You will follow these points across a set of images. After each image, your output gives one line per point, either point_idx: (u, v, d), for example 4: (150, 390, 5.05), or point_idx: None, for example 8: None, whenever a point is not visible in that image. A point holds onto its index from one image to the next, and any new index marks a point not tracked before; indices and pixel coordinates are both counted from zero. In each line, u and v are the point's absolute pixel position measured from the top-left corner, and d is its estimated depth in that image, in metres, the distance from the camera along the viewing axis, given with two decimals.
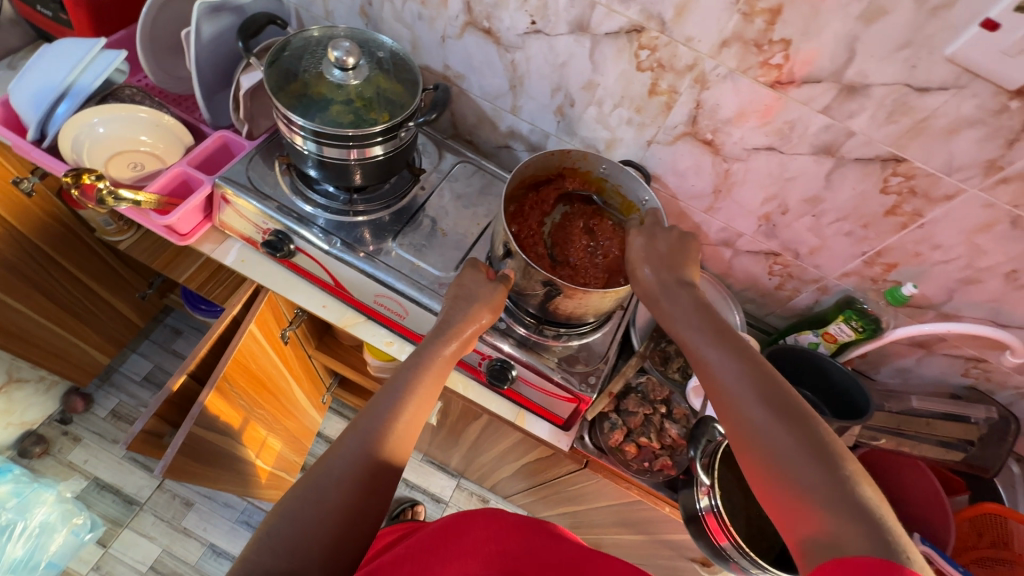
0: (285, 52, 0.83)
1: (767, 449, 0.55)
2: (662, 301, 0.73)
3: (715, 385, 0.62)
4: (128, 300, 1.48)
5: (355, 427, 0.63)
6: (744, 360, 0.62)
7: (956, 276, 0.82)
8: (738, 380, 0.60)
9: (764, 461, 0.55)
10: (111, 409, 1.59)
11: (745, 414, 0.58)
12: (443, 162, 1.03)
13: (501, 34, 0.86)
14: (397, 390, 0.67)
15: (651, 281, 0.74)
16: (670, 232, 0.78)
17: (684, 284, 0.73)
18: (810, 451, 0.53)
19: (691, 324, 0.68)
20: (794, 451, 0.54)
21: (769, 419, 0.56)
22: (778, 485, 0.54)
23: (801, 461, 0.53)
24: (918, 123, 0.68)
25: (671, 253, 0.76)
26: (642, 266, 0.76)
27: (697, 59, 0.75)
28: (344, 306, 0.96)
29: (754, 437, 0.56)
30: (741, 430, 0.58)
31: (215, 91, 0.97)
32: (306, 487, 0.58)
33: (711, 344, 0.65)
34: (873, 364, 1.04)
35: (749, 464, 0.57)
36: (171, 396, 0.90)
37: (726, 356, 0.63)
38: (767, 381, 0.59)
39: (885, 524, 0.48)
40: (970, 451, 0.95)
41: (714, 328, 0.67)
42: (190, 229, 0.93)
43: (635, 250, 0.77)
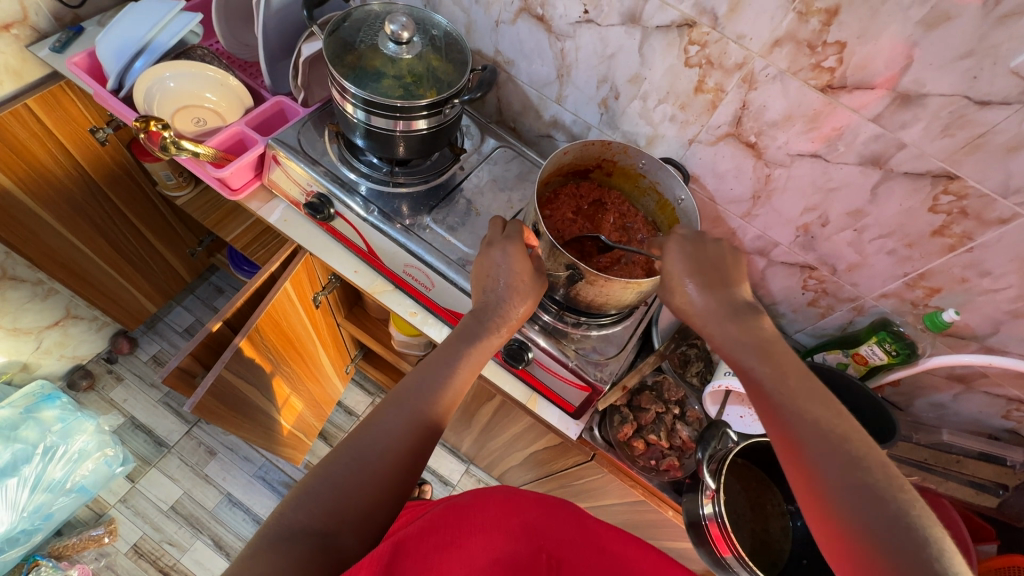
0: (344, 23, 0.87)
1: (846, 514, 0.46)
2: (725, 323, 0.61)
3: (782, 429, 0.52)
4: (179, 254, 1.58)
5: (395, 400, 0.64)
6: (816, 401, 0.52)
7: (1004, 307, 0.78)
8: (810, 426, 0.50)
9: (837, 524, 0.46)
10: (152, 354, 1.69)
11: (818, 467, 0.48)
12: (485, 145, 1.05)
13: (554, 21, 0.88)
14: (446, 364, 0.68)
15: (706, 304, 0.63)
16: (718, 241, 0.69)
17: (746, 306, 0.62)
18: (899, 521, 0.44)
19: (750, 352, 0.58)
20: (881, 524, 0.44)
21: (853, 485, 0.46)
22: (859, 556, 0.44)
23: (890, 535, 0.43)
24: (974, 139, 0.65)
25: (718, 262, 0.67)
26: (690, 283, 0.65)
27: (747, 58, 0.74)
28: (374, 274, 1.00)
29: (830, 498, 0.47)
30: (814, 487, 0.48)
31: (279, 60, 1.02)
32: (347, 450, 0.59)
33: (782, 382, 0.54)
34: (906, 396, 0.99)
35: (822, 526, 0.48)
36: (207, 340, 0.95)
37: (796, 394, 0.53)
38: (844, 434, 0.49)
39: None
40: (1001, 496, 0.89)
41: (782, 360, 0.56)
42: (241, 186, 0.99)
43: (675, 263, 0.66)
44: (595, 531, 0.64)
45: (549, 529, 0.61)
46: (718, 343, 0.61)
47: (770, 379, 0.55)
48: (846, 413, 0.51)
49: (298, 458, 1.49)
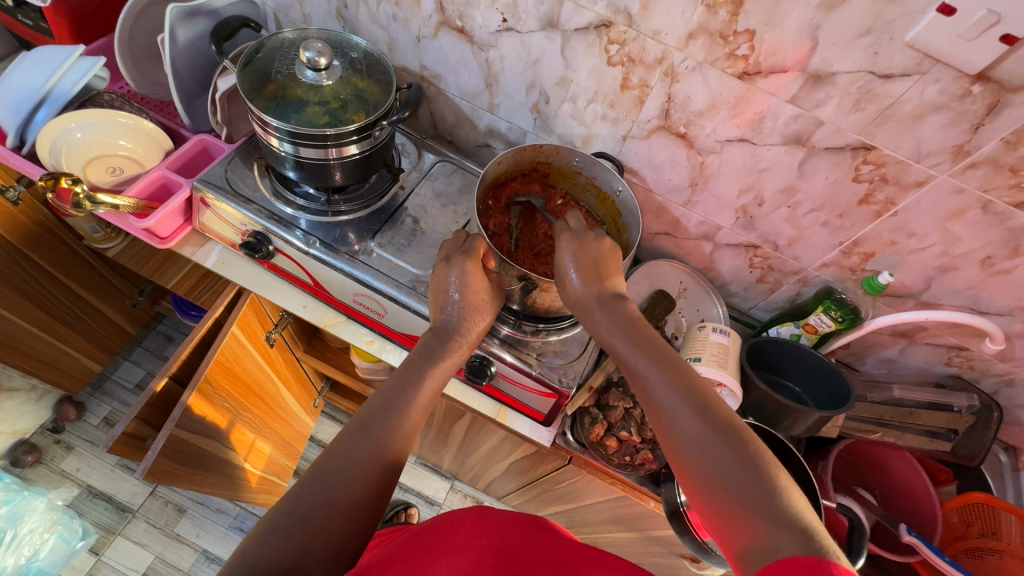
0: (257, 54, 0.84)
1: (703, 469, 0.52)
2: (595, 312, 0.68)
3: (650, 401, 0.59)
4: (119, 308, 1.49)
5: (360, 428, 0.61)
6: (671, 369, 0.60)
7: (933, 263, 0.82)
8: (670, 390, 0.58)
9: (700, 472, 0.53)
10: (103, 416, 1.58)
11: (680, 426, 0.55)
12: (423, 161, 1.04)
13: (474, 32, 0.87)
14: (407, 388, 0.66)
15: (582, 293, 0.69)
16: (601, 241, 0.72)
17: (618, 296, 0.68)
18: (742, 463, 0.51)
19: (621, 331, 0.65)
20: (727, 463, 0.51)
21: (703, 435, 0.54)
22: (715, 505, 0.51)
23: (733, 471, 0.51)
24: (884, 110, 0.69)
25: (598, 259, 0.71)
26: (570, 275, 0.70)
27: (665, 52, 0.75)
28: (324, 307, 0.97)
29: (691, 455, 0.54)
30: (678, 448, 0.55)
31: (195, 96, 0.98)
32: (311, 482, 0.56)
33: (645, 355, 0.62)
34: (857, 355, 1.04)
35: (688, 483, 0.54)
36: (152, 399, 0.90)
37: (656, 365, 0.61)
38: (693, 390, 0.57)
39: (816, 536, 0.45)
40: (954, 440, 0.95)
41: (648, 338, 0.64)
42: (170, 233, 0.94)
43: (562, 257, 0.71)
44: (564, 543, 0.63)
45: (517, 542, 0.61)
46: (601, 334, 0.67)
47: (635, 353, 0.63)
48: (703, 384, 0.59)
49: (275, 503, 1.43)
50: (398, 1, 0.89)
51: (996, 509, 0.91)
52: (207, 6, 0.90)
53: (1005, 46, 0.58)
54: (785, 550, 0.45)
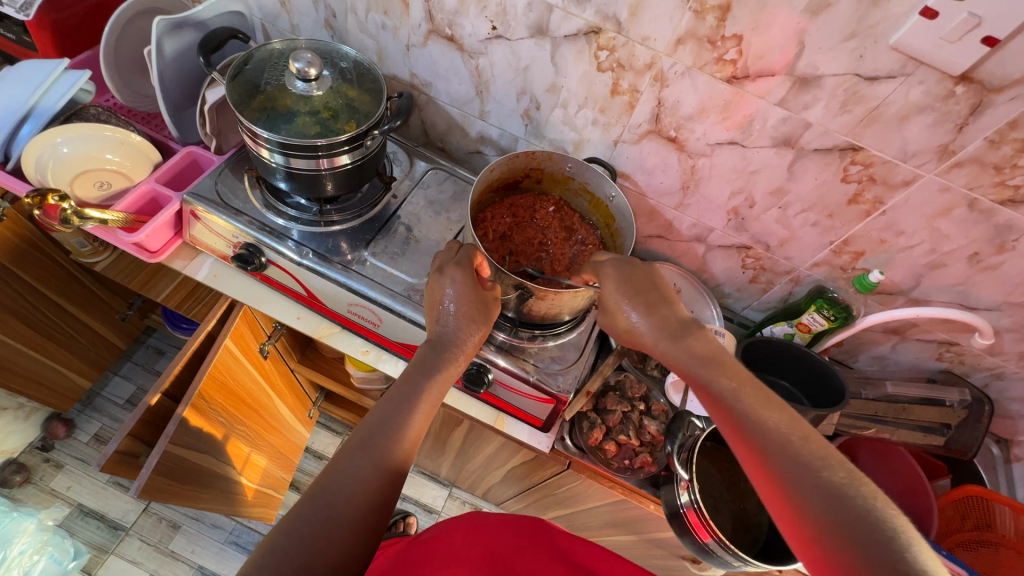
0: (246, 65, 0.84)
1: (817, 519, 0.47)
2: (662, 345, 0.63)
3: (744, 439, 0.53)
4: (108, 322, 1.47)
5: (358, 442, 0.60)
6: (765, 404, 0.54)
7: (922, 261, 0.83)
8: (763, 426, 0.53)
9: (806, 518, 0.47)
10: (93, 433, 1.56)
11: (779, 466, 0.50)
12: (415, 169, 1.04)
13: (464, 40, 0.87)
14: (405, 401, 0.65)
15: (642, 327, 0.65)
16: (645, 265, 0.70)
17: (689, 323, 0.63)
18: (856, 511, 0.46)
19: (700, 361, 0.60)
20: (834, 508, 0.46)
21: (808, 477, 0.48)
22: (832, 560, 0.45)
23: (844, 520, 0.45)
24: (870, 112, 0.70)
25: (649, 283, 0.67)
26: (630, 309, 0.66)
27: (655, 58, 0.76)
28: (318, 317, 0.96)
29: (798, 501, 0.48)
30: (777, 491, 0.50)
31: (182, 108, 0.97)
32: (312, 500, 0.55)
33: (730, 386, 0.57)
34: (850, 353, 1.05)
35: (794, 532, 0.48)
36: (145, 415, 0.89)
37: (745, 398, 0.55)
38: (791, 427, 0.52)
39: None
40: (947, 435, 0.96)
41: (732, 367, 0.58)
42: (160, 246, 0.93)
43: (611, 289, 0.68)
44: (560, 544, 0.64)
45: (514, 545, 0.62)
46: (671, 363, 0.62)
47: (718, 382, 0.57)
48: (805, 424, 0.53)
49: (271, 516, 1.42)
50: (387, 10, 0.89)
51: (991, 502, 0.92)
52: (194, 18, 0.90)
53: (986, 48, 0.59)
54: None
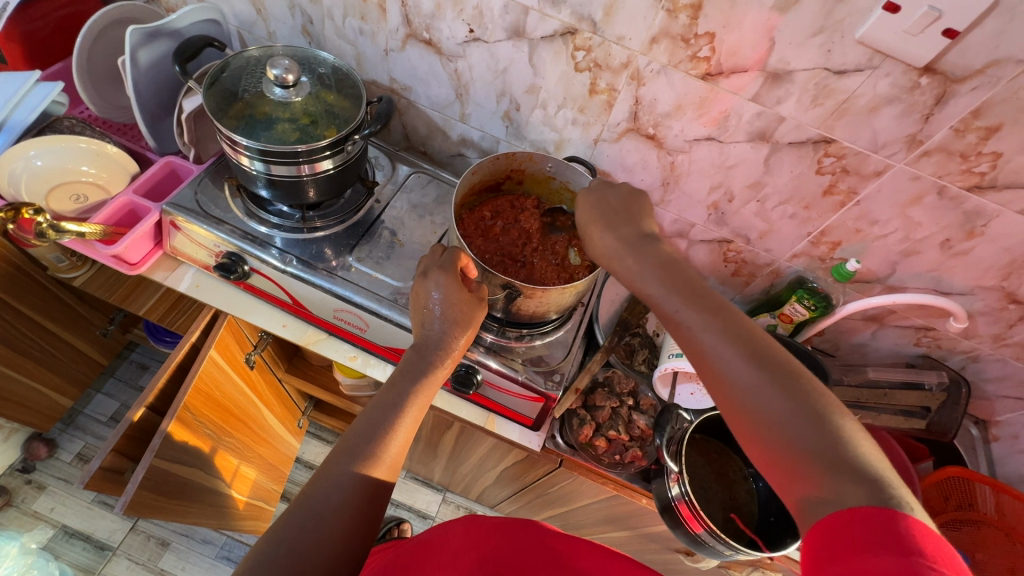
0: (223, 73, 0.83)
1: (776, 428, 0.47)
2: (626, 257, 0.62)
3: (693, 345, 0.54)
4: (88, 338, 1.44)
5: (346, 450, 0.60)
6: (717, 310, 0.54)
7: (896, 249, 0.86)
8: (718, 335, 0.52)
9: (764, 424, 0.48)
10: (76, 452, 1.53)
11: (735, 373, 0.50)
12: (398, 173, 1.04)
13: (442, 44, 0.88)
14: (392, 406, 0.64)
15: (611, 242, 0.65)
16: (619, 188, 0.70)
17: (646, 237, 0.63)
18: (808, 414, 0.47)
19: (653, 270, 0.60)
20: (789, 411, 0.47)
21: (765, 384, 0.49)
22: (774, 453, 0.47)
23: (798, 422, 0.47)
24: (841, 105, 0.72)
25: (622, 208, 0.68)
26: (599, 229, 0.66)
27: (631, 57, 0.77)
28: (304, 324, 0.96)
29: (741, 398, 0.50)
30: (732, 399, 0.50)
31: (159, 118, 0.96)
32: (299, 511, 0.55)
33: (683, 298, 0.56)
34: (832, 341, 1.07)
35: (742, 432, 0.50)
36: (129, 430, 0.87)
37: (695, 308, 0.55)
38: (746, 334, 0.52)
39: (889, 486, 0.42)
40: (928, 417, 0.99)
41: (681, 275, 0.58)
42: (141, 258, 0.92)
43: (586, 214, 0.69)
44: (554, 545, 0.63)
45: (508, 551, 0.61)
46: (629, 278, 0.62)
47: (669, 292, 0.57)
48: (759, 331, 0.53)
49: (263, 528, 1.40)
50: (364, 15, 0.89)
51: (970, 480, 0.95)
52: (168, 27, 0.89)
53: (947, 40, 0.61)
54: (857, 503, 0.42)
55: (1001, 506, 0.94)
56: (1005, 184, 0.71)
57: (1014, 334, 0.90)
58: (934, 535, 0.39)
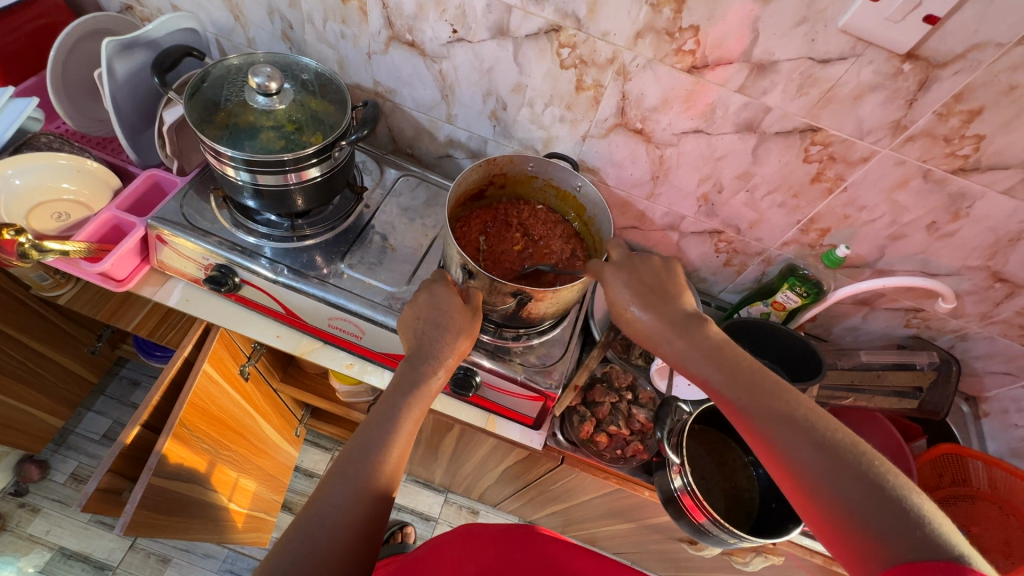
0: (204, 83, 0.82)
1: (848, 513, 0.48)
2: (671, 340, 0.62)
3: (753, 430, 0.55)
4: (77, 356, 1.42)
5: (338, 470, 0.59)
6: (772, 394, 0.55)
7: (884, 233, 0.87)
8: (775, 422, 0.53)
9: (835, 509, 0.48)
10: (70, 472, 1.50)
11: (799, 459, 0.51)
12: (386, 177, 1.03)
13: (425, 45, 0.87)
14: (386, 424, 0.63)
15: (651, 324, 0.64)
16: (650, 259, 0.69)
17: (692, 316, 0.63)
18: (878, 496, 0.47)
19: (702, 359, 0.59)
20: (859, 497, 0.48)
21: (830, 469, 0.49)
22: (852, 536, 0.47)
23: (870, 505, 0.47)
24: (825, 93, 0.72)
25: (655, 283, 0.67)
26: (632, 305, 0.65)
27: (616, 52, 0.77)
28: (299, 334, 0.95)
29: (811, 484, 0.50)
30: (798, 483, 0.51)
31: (140, 130, 0.95)
32: (295, 534, 0.55)
33: (737, 384, 0.57)
34: (824, 326, 1.09)
35: (812, 514, 0.51)
36: (125, 450, 0.86)
37: (748, 394, 0.56)
38: (800, 417, 0.53)
39: (969, 560, 0.42)
40: (921, 397, 1.00)
41: (730, 357, 0.59)
42: (127, 274, 0.90)
43: (618, 291, 0.66)
44: (556, 553, 0.63)
45: (510, 560, 0.61)
46: (677, 362, 0.62)
47: (715, 376, 0.58)
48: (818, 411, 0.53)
49: (265, 539, 1.39)
50: (345, 18, 0.88)
51: (964, 458, 0.98)
52: (145, 37, 0.87)
53: (928, 26, 0.62)
54: (921, 559, 0.43)
55: (994, 480, 0.95)
56: (988, 166, 0.72)
57: (1000, 312, 0.92)
58: None
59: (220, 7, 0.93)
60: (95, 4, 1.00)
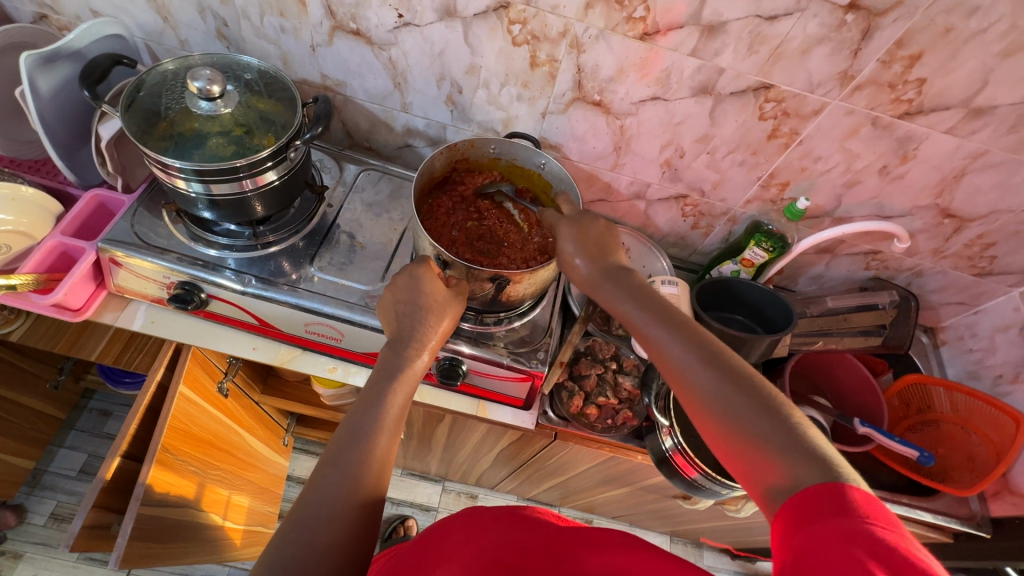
0: (140, 92, 0.77)
1: (736, 428, 0.51)
2: (602, 286, 0.68)
3: (663, 357, 0.59)
4: (39, 394, 1.35)
5: (331, 460, 0.58)
6: (680, 327, 0.59)
7: (840, 181, 0.90)
8: (681, 349, 0.57)
9: (725, 426, 0.52)
10: (49, 513, 1.44)
11: (696, 381, 0.55)
12: (346, 174, 1.00)
13: (371, 33, 0.84)
14: (373, 409, 0.63)
15: (588, 273, 0.70)
16: (597, 219, 0.73)
17: (620, 268, 0.68)
18: (762, 412, 0.51)
19: (629, 296, 0.65)
20: (745, 413, 0.52)
21: (726, 390, 0.53)
22: (739, 447, 0.51)
23: (755, 420, 0.51)
24: (775, 50, 0.73)
25: (600, 240, 0.72)
26: (576, 258, 0.70)
27: (567, 25, 0.76)
28: (276, 344, 0.92)
29: (706, 401, 0.54)
30: (695, 401, 0.55)
31: (76, 149, 0.89)
32: (291, 529, 0.54)
33: (654, 317, 0.61)
34: (791, 277, 1.13)
35: (707, 432, 0.54)
36: (108, 483, 0.83)
37: (661, 327, 0.60)
38: (703, 343, 0.57)
39: (837, 466, 0.46)
40: (885, 334, 1.04)
41: (653, 296, 0.64)
42: (84, 302, 0.86)
43: (566, 242, 0.72)
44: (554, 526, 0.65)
45: (510, 537, 0.62)
46: (607, 302, 0.67)
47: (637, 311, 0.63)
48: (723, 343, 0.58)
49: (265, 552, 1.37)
50: (282, 11, 0.83)
51: (926, 386, 1.05)
52: (67, 48, 0.81)
53: None
54: (810, 482, 0.45)
55: (956, 403, 1.03)
56: (931, 108, 0.75)
57: (950, 247, 0.97)
58: (875, 501, 0.42)
59: (146, 9, 0.87)
60: (4, 15, 0.92)
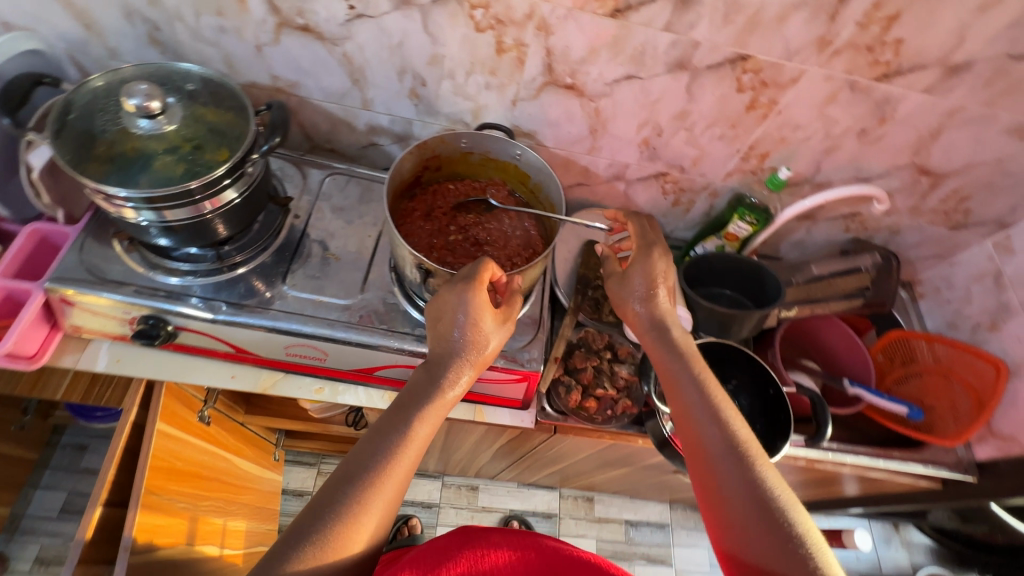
0: (69, 114, 0.69)
1: (742, 524, 0.57)
2: (650, 342, 0.73)
3: (692, 438, 0.64)
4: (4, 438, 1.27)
5: (346, 474, 0.57)
6: (717, 414, 0.64)
7: (819, 147, 0.88)
8: (712, 436, 0.63)
9: (732, 520, 0.58)
10: (34, 557, 1.38)
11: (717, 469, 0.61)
12: (311, 181, 0.94)
13: (321, 27, 0.77)
14: (398, 430, 0.61)
15: (641, 317, 0.75)
16: (668, 259, 0.76)
17: (673, 326, 0.73)
18: (770, 518, 0.56)
19: (676, 362, 0.70)
20: (753, 517, 0.56)
21: (742, 487, 0.58)
22: (739, 543, 0.56)
23: (760, 526, 0.56)
24: (751, 19, 0.70)
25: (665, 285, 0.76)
26: (632, 300, 0.76)
27: (533, 6, 0.71)
28: (255, 369, 0.87)
29: (721, 491, 0.59)
30: (712, 488, 0.60)
31: (6, 180, 0.80)
32: (297, 535, 0.53)
33: (696, 396, 0.66)
34: (773, 245, 1.12)
35: (712, 519, 0.60)
36: (94, 535, 0.78)
37: (699, 406, 0.66)
38: (735, 434, 0.62)
39: None
40: (868, 295, 1.05)
41: (701, 369, 0.69)
42: (37, 347, 0.79)
43: (634, 279, 0.75)
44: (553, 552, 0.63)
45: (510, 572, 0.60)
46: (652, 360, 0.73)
47: (683, 381, 0.68)
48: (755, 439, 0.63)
49: None
50: (220, 9, 0.76)
51: (909, 340, 1.08)
52: None
53: None
54: None
55: (937, 353, 1.06)
56: (908, 68, 0.74)
57: (927, 203, 0.98)
58: None
59: (64, 17, 0.78)
60: None
